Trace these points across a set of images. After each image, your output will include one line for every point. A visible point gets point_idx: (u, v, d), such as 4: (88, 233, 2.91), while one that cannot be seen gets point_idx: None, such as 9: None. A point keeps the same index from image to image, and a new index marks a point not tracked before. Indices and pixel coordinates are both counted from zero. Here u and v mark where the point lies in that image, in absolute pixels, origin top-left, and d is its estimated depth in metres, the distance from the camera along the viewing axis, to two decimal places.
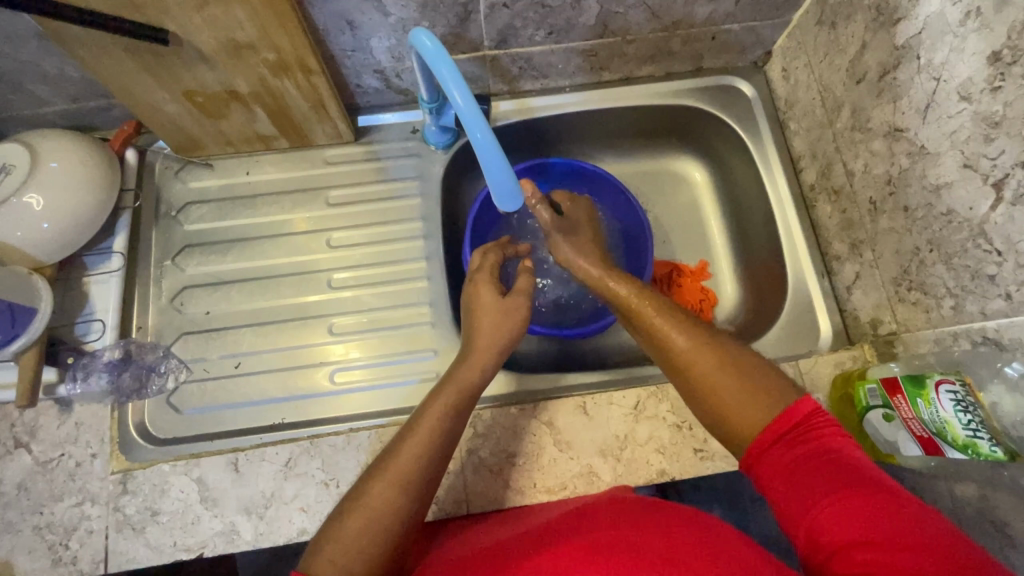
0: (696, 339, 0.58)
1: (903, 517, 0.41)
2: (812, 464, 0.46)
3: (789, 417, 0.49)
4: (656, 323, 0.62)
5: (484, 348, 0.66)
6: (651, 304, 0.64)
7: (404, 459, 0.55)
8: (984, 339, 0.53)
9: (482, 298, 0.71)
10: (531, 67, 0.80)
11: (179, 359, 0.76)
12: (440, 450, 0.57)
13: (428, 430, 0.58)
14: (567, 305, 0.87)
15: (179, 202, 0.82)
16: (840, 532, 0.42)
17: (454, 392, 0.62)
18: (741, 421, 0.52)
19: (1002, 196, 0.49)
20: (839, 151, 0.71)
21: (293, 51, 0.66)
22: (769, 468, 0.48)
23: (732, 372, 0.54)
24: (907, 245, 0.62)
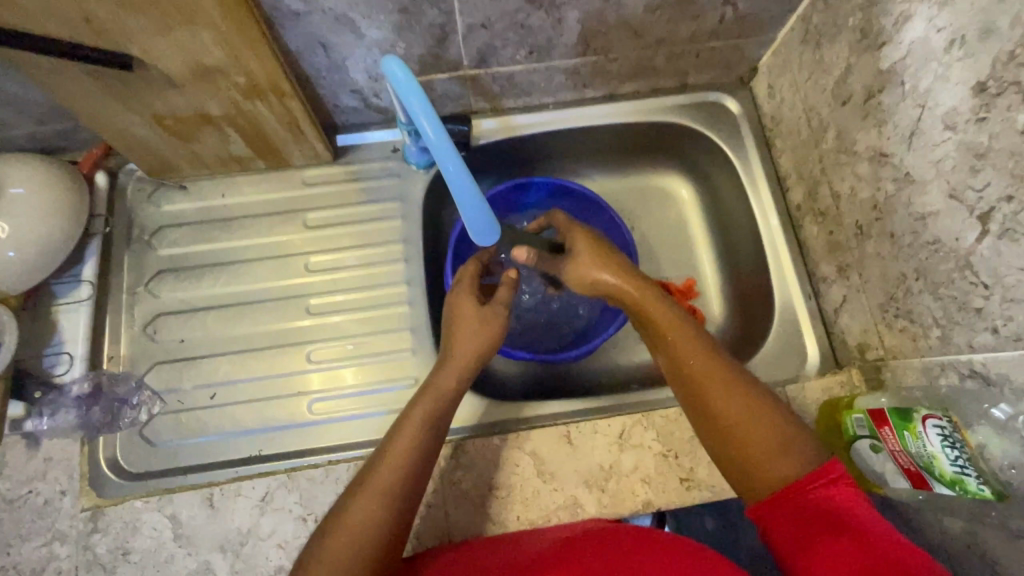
0: (727, 384, 0.55)
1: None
2: (817, 520, 0.46)
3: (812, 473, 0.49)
4: (686, 355, 0.57)
5: (465, 355, 0.64)
6: (679, 332, 0.59)
7: (385, 472, 0.54)
8: (971, 373, 0.52)
9: (463, 311, 0.67)
10: (512, 85, 0.78)
11: (151, 390, 0.73)
12: (424, 461, 0.56)
13: (406, 441, 0.56)
14: (553, 327, 0.86)
15: (152, 226, 0.79)
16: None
17: (433, 401, 0.60)
18: (762, 472, 0.51)
19: (989, 229, 0.48)
20: (825, 172, 0.70)
21: (263, 74, 0.63)
22: (778, 517, 0.48)
23: (759, 424, 0.52)
24: (894, 272, 0.60)
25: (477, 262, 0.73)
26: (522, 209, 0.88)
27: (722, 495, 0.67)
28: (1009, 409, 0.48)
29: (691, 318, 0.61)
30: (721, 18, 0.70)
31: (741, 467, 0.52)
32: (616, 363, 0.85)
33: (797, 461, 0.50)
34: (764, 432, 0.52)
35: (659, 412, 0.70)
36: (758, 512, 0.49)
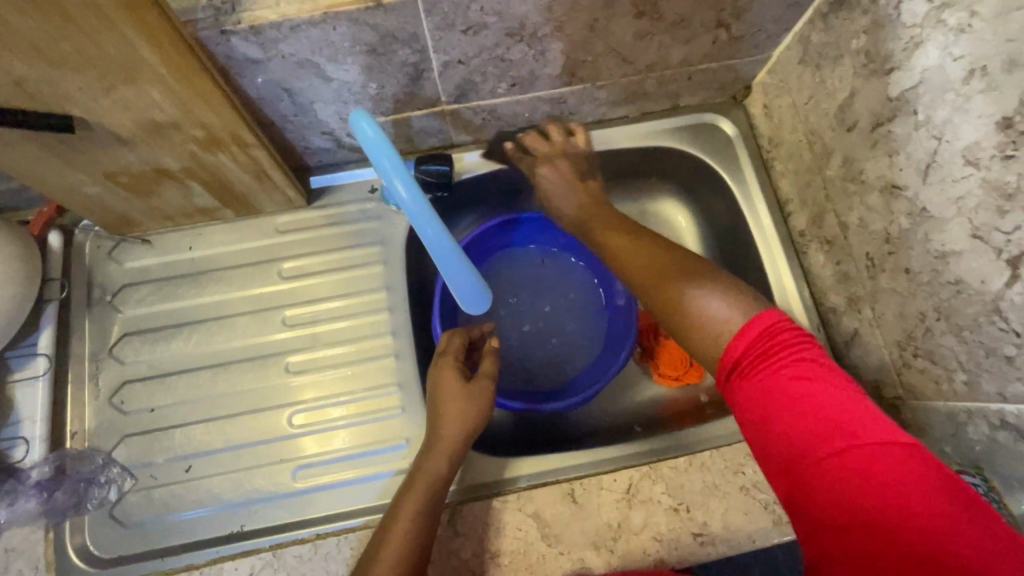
0: (665, 265, 0.59)
1: (903, 492, 0.39)
2: (790, 424, 0.43)
3: (747, 337, 0.48)
4: (630, 255, 0.64)
5: (451, 434, 0.63)
6: (630, 245, 0.65)
7: (383, 566, 0.53)
8: (1004, 424, 0.48)
9: (448, 386, 0.66)
10: (494, 117, 0.74)
11: (120, 466, 0.67)
12: (421, 551, 0.55)
13: (401, 533, 0.55)
14: (547, 369, 0.82)
15: (115, 284, 0.74)
16: (828, 517, 0.41)
17: (422, 489, 0.59)
18: (690, 314, 0.53)
19: (1020, 274, 0.44)
20: (830, 200, 0.66)
21: (223, 126, 0.58)
22: (742, 408, 0.46)
23: (685, 280, 0.56)
24: (911, 310, 0.57)
25: (463, 334, 0.71)
26: (508, 245, 0.84)
27: (739, 549, 0.63)
28: None
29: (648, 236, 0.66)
30: (714, 41, 0.66)
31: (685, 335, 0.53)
32: (618, 402, 0.81)
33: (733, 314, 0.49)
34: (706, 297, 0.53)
35: (667, 462, 0.65)
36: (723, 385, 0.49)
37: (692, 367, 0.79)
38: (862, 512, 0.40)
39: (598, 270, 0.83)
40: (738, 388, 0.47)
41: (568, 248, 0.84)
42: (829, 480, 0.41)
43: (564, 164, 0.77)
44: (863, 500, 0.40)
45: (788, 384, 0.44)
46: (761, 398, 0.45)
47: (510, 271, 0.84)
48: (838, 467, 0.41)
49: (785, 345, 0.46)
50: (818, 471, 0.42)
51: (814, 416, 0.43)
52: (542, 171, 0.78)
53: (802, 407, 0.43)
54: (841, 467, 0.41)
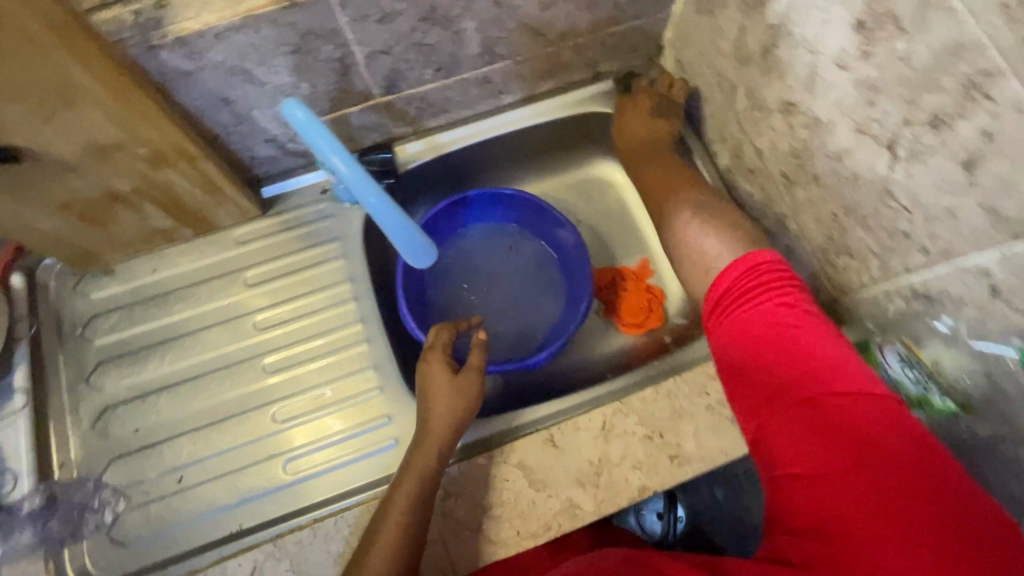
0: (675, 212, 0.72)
1: (866, 440, 0.43)
2: (766, 367, 0.49)
3: (733, 276, 0.56)
4: (652, 195, 0.77)
5: (442, 428, 0.65)
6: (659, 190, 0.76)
7: (374, 562, 0.56)
8: (914, 295, 0.53)
9: (436, 381, 0.68)
10: (428, 105, 0.78)
11: (112, 488, 0.69)
12: (414, 540, 0.58)
13: (395, 524, 0.58)
14: (519, 335, 0.85)
15: (83, 317, 0.76)
16: (796, 460, 0.45)
17: (415, 482, 0.61)
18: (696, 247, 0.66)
19: (897, 155, 0.49)
20: (744, 131, 0.72)
21: (166, 141, 0.62)
22: (724, 352, 0.53)
23: (689, 225, 0.68)
24: (826, 213, 0.62)
25: (451, 329, 0.73)
26: (462, 225, 0.88)
27: (713, 465, 0.67)
28: (950, 320, 0.49)
29: (679, 180, 0.76)
30: (615, 4, 0.72)
31: (686, 264, 0.67)
32: (589, 356, 0.85)
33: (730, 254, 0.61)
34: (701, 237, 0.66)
35: (636, 396, 0.69)
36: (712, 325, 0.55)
37: (652, 312, 0.85)
38: (828, 456, 0.44)
39: (552, 237, 0.87)
40: (719, 333, 0.54)
41: (520, 220, 0.88)
42: (797, 424, 0.46)
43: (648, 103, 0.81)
44: (830, 446, 0.44)
45: (768, 330, 0.50)
46: (740, 341, 0.51)
47: (470, 251, 0.89)
48: (808, 412, 0.46)
49: (766, 290, 0.53)
50: (786, 415, 0.47)
51: (787, 364, 0.48)
52: (624, 109, 0.83)
53: (776, 351, 0.49)
54: (809, 415, 0.46)
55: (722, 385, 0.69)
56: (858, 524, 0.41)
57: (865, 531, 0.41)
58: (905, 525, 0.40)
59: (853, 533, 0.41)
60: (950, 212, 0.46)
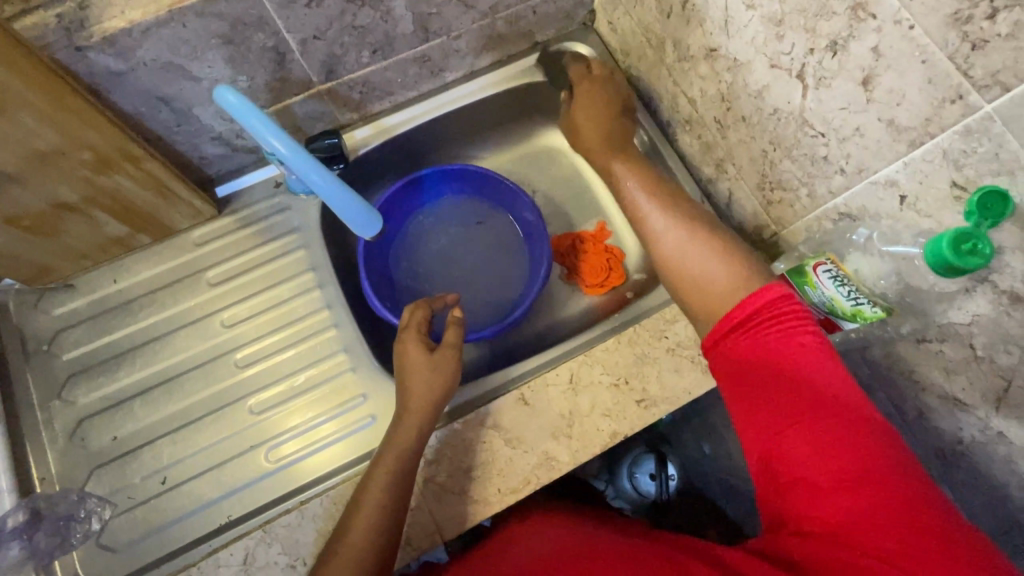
0: (673, 226, 0.62)
1: (881, 460, 0.42)
2: (779, 388, 0.47)
3: (761, 299, 0.51)
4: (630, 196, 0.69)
5: (420, 405, 0.65)
6: (633, 189, 0.69)
7: (355, 537, 0.58)
8: (840, 216, 0.56)
9: (414, 359, 0.68)
10: (370, 89, 0.79)
11: (98, 496, 0.69)
12: (396, 511, 0.60)
13: (375, 498, 0.60)
14: (488, 305, 0.87)
15: (49, 333, 0.76)
16: (812, 480, 0.44)
17: (393, 459, 0.62)
18: (693, 276, 0.58)
19: (807, 83, 0.52)
20: (677, 83, 0.74)
21: (108, 145, 0.62)
22: (732, 371, 0.50)
23: (694, 252, 0.59)
24: (757, 151, 0.65)
25: (426, 308, 0.74)
26: (419, 204, 0.89)
27: (678, 405, 0.70)
28: (865, 231, 0.53)
29: (661, 189, 0.68)
30: None
31: (683, 293, 0.59)
32: (556, 319, 0.88)
33: (714, 259, 0.58)
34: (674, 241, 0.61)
35: (599, 347, 0.72)
36: (719, 346, 0.52)
37: (612, 271, 0.87)
38: (843, 472, 0.43)
39: (509, 207, 0.89)
40: (740, 352, 0.50)
41: (474, 194, 0.90)
42: (812, 440, 0.44)
43: (599, 91, 0.81)
44: (846, 468, 0.43)
45: (783, 353, 0.48)
46: (753, 362, 0.49)
47: (430, 230, 0.90)
48: (823, 431, 0.44)
49: (794, 315, 0.49)
50: (799, 432, 0.45)
51: (804, 392, 0.46)
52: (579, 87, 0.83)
53: (790, 374, 0.47)
54: (825, 435, 0.44)
55: (679, 328, 0.72)
56: (864, 539, 0.41)
57: (871, 548, 0.40)
58: (914, 544, 0.39)
59: (872, 553, 0.40)
60: (857, 131, 0.49)
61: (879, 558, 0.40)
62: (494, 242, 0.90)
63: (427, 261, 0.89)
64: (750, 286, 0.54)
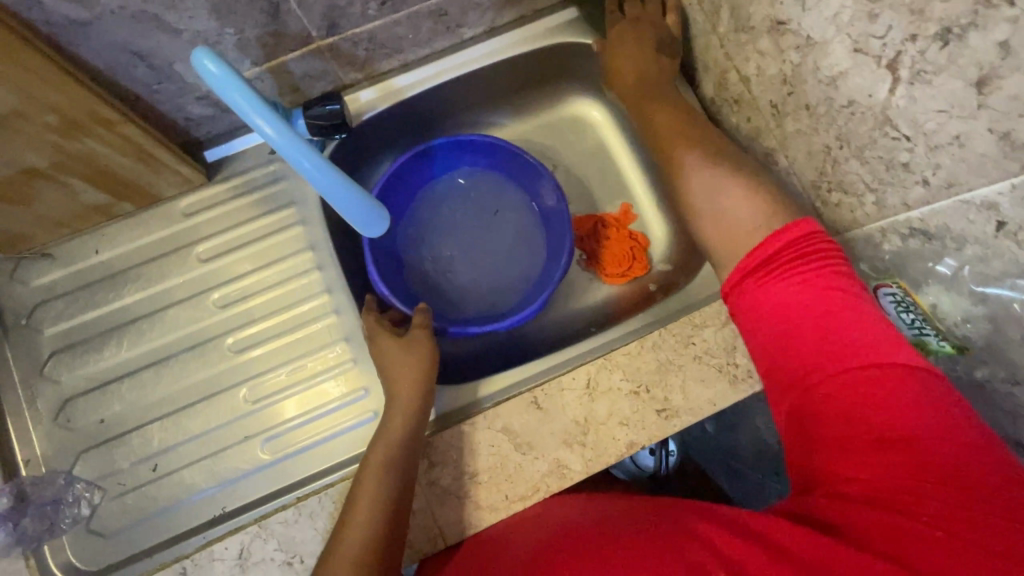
0: (706, 164, 0.60)
1: (917, 409, 0.41)
2: (806, 334, 0.45)
3: (779, 244, 0.50)
4: (665, 138, 0.66)
5: (407, 397, 0.62)
6: (667, 128, 0.66)
7: (350, 540, 0.53)
8: (912, 232, 0.49)
9: (392, 353, 0.65)
10: (378, 46, 0.69)
11: (85, 481, 0.66)
12: (392, 512, 0.55)
13: (369, 497, 0.55)
14: (483, 300, 0.80)
15: (27, 305, 0.71)
16: (844, 434, 0.42)
17: (383, 452, 0.58)
18: (719, 212, 0.56)
19: (899, 76, 0.44)
20: (729, 57, 0.65)
21: (74, 106, 0.55)
22: (755, 316, 0.49)
23: (722, 187, 0.57)
24: (817, 146, 0.57)
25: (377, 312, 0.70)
26: (430, 177, 0.82)
27: (702, 417, 0.65)
28: (953, 262, 0.46)
29: (698, 129, 0.65)
30: None
31: (707, 227, 0.57)
32: (573, 310, 0.82)
33: (742, 199, 0.55)
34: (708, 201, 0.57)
35: (620, 351, 0.67)
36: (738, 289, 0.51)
37: (636, 261, 0.80)
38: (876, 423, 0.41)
39: (533, 190, 0.81)
40: (762, 305, 0.48)
41: (489, 167, 0.82)
42: (843, 390, 0.43)
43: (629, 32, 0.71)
44: (880, 419, 0.41)
45: (810, 298, 0.46)
46: (778, 306, 0.47)
47: (440, 205, 0.83)
48: (856, 380, 0.42)
49: (819, 263, 0.47)
50: (832, 384, 0.43)
51: (833, 338, 0.44)
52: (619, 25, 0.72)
53: (819, 320, 0.45)
54: (856, 383, 0.42)
55: (709, 335, 0.67)
56: (910, 497, 0.39)
57: (913, 505, 0.39)
58: (959, 499, 0.38)
59: (911, 510, 0.39)
60: (956, 139, 0.41)
61: (922, 516, 0.38)
62: (507, 220, 0.83)
63: (436, 239, 0.82)
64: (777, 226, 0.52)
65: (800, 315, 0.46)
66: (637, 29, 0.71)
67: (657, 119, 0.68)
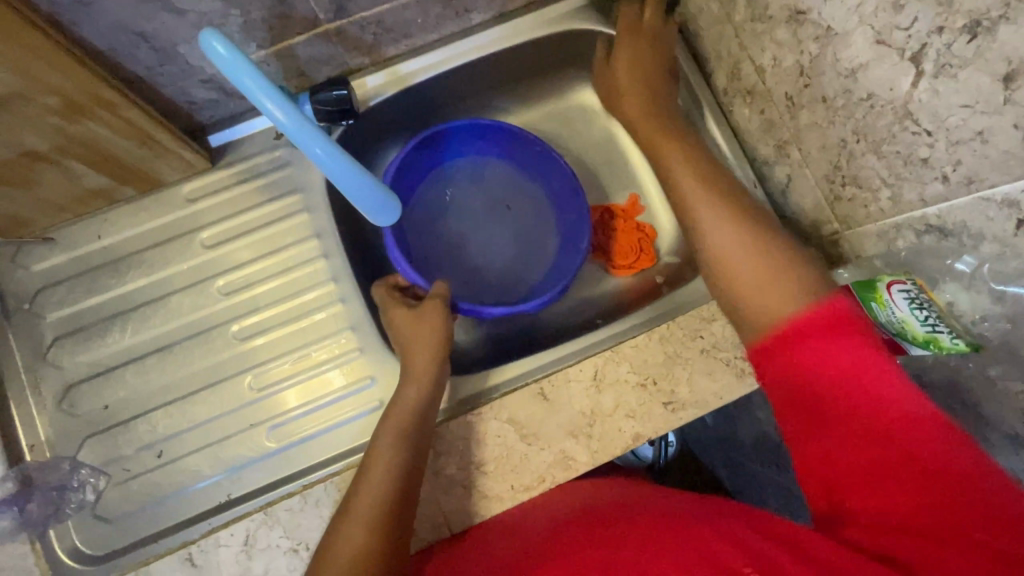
0: (740, 233, 0.54)
1: (956, 485, 0.36)
2: (827, 410, 0.42)
3: (810, 319, 0.46)
4: (687, 188, 0.60)
5: (423, 363, 0.63)
6: (688, 178, 0.61)
7: (364, 501, 0.53)
8: (928, 228, 0.49)
9: (406, 323, 0.66)
10: (386, 30, 0.68)
11: (90, 467, 0.66)
12: (406, 474, 0.55)
13: (383, 460, 0.55)
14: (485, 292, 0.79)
15: (29, 290, 0.70)
16: (870, 509, 0.39)
17: (397, 418, 0.59)
18: (749, 286, 0.51)
19: (923, 69, 0.43)
20: (743, 47, 0.64)
21: (77, 87, 0.54)
22: (774, 391, 0.46)
23: (755, 261, 0.52)
24: (833, 139, 0.56)
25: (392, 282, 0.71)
26: (440, 164, 0.81)
27: (708, 409, 0.65)
28: (972, 260, 0.45)
29: (727, 189, 0.59)
30: None
31: (736, 300, 0.52)
32: (579, 301, 0.82)
33: (778, 274, 0.50)
34: (729, 235, 0.54)
35: (627, 344, 0.67)
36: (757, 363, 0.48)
37: (643, 253, 0.80)
38: (905, 500, 0.38)
39: (547, 184, 0.81)
40: (784, 363, 0.45)
41: (501, 157, 0.82)
42: (864, 463, 0.40)
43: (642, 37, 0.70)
44: (912, 496, 0.37)
45: (828, 369, 0.43)
46: (794, 380, 0.44)
47: (451, 192, 0.82)
48: (880, 455, 0.39)
49: (849, 331, 0.44)
50: (852, 458, 0.40)
51: (854, 412, 0.41)
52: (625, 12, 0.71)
53: (839, 394, 0.42)
54: (878, 459, 0.39)
55: (716, 328, 0.66)
56: None
57: None
58: None
59: None
60: (979, 135, 0.41)
61: None
62: (517, 210, 0.82)
63: (446, 225, 0.81)
64: (813, 302, 0.47)
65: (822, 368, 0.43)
66: (650, 42, 0.70)
67: (676, 164, 0.63)
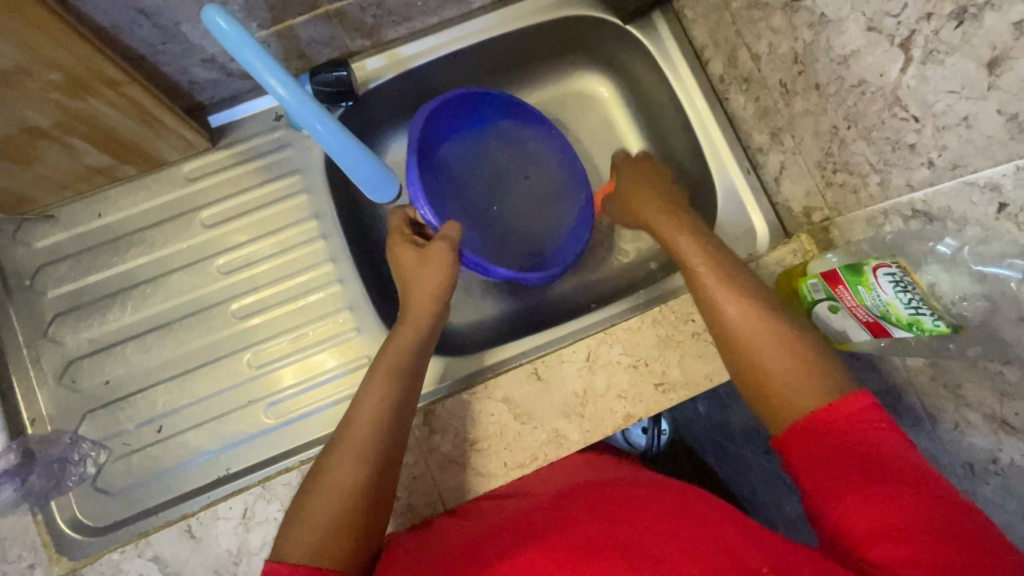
0: (772, 339, 0.52)
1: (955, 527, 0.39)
2: (843, 462, 0.45)
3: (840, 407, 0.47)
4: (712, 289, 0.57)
5: (422, 306, 0.63)
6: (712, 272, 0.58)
7: (357, 432, 0.53)
8: (914, 213, 0.50)
9: (408, 265, 0.66)
10: (386, 12, 0.68)
11: (91, 441, 0.67)
12: (399, 414, 0.55)
13: (377, 399, 0.55)
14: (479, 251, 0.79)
15: (30, 267, 0.71)
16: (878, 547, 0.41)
17: (393, 358, 0.59)
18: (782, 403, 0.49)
19: (911, 56, 0.44)
20: (739, 34, 0.64)
21: (78, 64, 0.54)
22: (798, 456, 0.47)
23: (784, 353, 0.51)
24: (825, 126, 0.57)
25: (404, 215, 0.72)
26: (460, 129, 0.80)
27: (698, 391, 0.66)
28: (953, 242, 0.46)
29: (744, 276, 0.57)
30: None
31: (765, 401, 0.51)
32: (574, 286, 0.83)
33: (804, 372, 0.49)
34: (757, 327, 0.53)
35: (620, 326, 0.68)
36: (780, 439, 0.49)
37: None
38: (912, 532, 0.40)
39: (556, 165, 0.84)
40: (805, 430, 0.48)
41: (515, 138, 0.84)
42: (875, 507, 0.42)
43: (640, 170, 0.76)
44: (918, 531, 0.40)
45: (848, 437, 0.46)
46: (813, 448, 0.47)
47: (466, 151, 0.81)
48: (888, 499, 0.42)
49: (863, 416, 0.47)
50: (864, 500, 0.42)
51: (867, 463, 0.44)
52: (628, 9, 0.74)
53: (854, 452, 0.45)
54: (889, 507, 0.41)
55: None
56: None
57: None
58: None
59: None
60: (964, 121, 0.42)
61: None
62: (528, 183, 0.83)
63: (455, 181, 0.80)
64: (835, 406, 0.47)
65: (856, 445, 0.45)
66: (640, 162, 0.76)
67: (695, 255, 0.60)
